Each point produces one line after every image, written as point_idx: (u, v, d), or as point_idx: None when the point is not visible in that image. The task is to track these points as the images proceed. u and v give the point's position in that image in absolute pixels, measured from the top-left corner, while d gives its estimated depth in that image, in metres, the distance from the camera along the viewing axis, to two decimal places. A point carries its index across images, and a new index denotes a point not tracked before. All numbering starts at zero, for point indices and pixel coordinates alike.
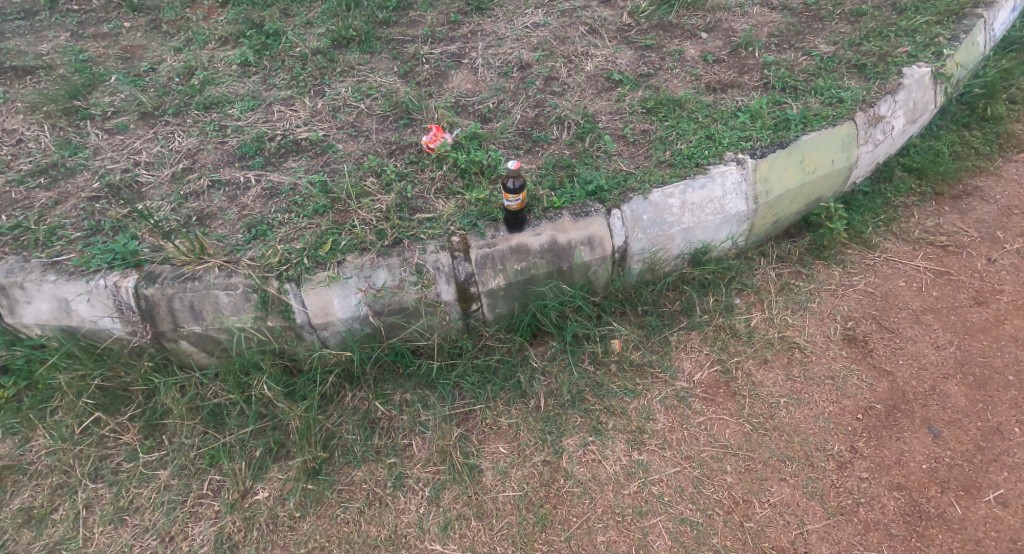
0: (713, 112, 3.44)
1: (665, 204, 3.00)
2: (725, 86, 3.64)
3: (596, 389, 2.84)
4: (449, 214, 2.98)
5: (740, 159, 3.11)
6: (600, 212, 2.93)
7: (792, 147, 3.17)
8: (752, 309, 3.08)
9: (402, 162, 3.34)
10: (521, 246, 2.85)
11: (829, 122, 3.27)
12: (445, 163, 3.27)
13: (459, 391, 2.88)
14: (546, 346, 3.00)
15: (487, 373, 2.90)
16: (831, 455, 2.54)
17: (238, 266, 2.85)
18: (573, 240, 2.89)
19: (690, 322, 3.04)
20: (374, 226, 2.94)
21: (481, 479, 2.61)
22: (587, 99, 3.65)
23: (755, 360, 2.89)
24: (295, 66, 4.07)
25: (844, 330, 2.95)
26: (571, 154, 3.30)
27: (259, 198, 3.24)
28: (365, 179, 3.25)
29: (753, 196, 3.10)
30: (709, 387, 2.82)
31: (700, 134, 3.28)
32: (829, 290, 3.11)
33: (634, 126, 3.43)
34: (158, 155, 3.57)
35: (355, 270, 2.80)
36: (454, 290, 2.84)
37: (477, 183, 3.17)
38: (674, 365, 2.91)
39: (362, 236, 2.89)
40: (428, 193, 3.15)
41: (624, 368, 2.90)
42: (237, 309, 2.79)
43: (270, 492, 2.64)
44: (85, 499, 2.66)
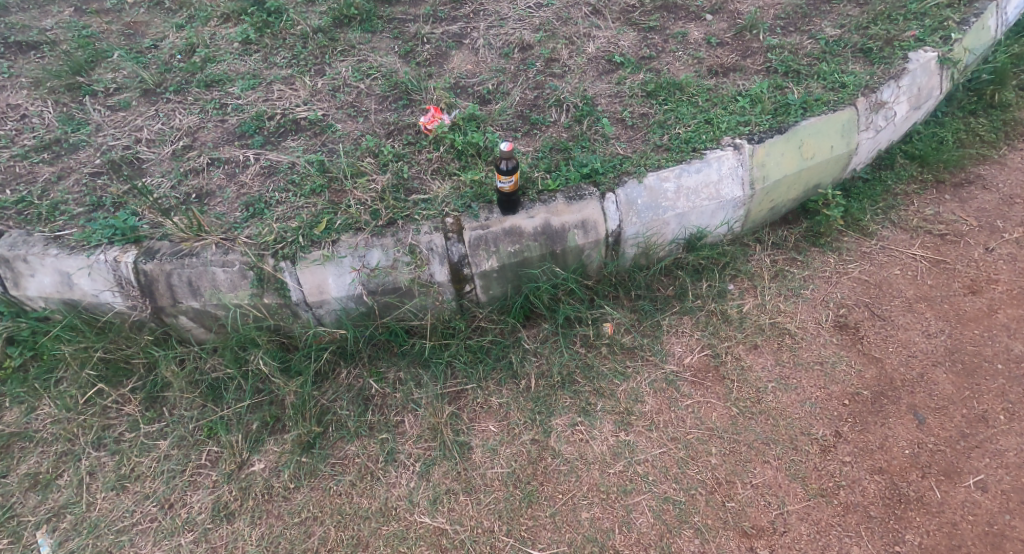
0: (712, 96, 3.41)
1: (660, 189, 2.99)
2: (727, 69, 3.61)
3: (586, 371, 2.89)
4: (444, 196, 2.99)
5: (737, 144, 3.08)
6: (594, 196, 2.93)
7: (790, 132, 3.12)
8: (745, 295, 3.10)
9: (400, 143, 3.37)
10: (514, 228, 2.86)
11: (830, 108, 3.20)
12: (442, 144, 3.29)
13: (452, 371, 2.93)
14: (538, 328, 3.04)
15: (479, 353, 2.95)
16: (815, 439, 2.57)
17: (235, 244, 2.88)
18: (566, 223, 2.89)
19: (682, 307, 3.07)
20: (369, 206, 2.96)
21: (470, 455, 2.68)
22: (587, 81, 3.64)
23: (745, 345, 2.91)
24: (296, 44, 4.09)
25: (835, 317, 2.97)
26: (569, 137, 3.30)
27: (258, 177, 3.30)
28: (363, 159, 3.28)
29: (750, 181, 3.08)
30: (698, 371, 2.86)
31: (698, 119, 3.26)
32: (823, 277, 3.13)
33: (633, 109, 3.41)
34: (160, 133, 3.62)
35: (351, 250, 2.83)
36: (447, 271, 2.85)
37: (473, 166, 3.19)
38: (665, 349, 2.95)
39: (356, 216, 2.91)
40: (425, 174, 3.17)
41: (615, 350, 2.95)
42: (234, 286, 2.83)
43: (266, 464, 2.72)
44: (88, 466, 2.75)
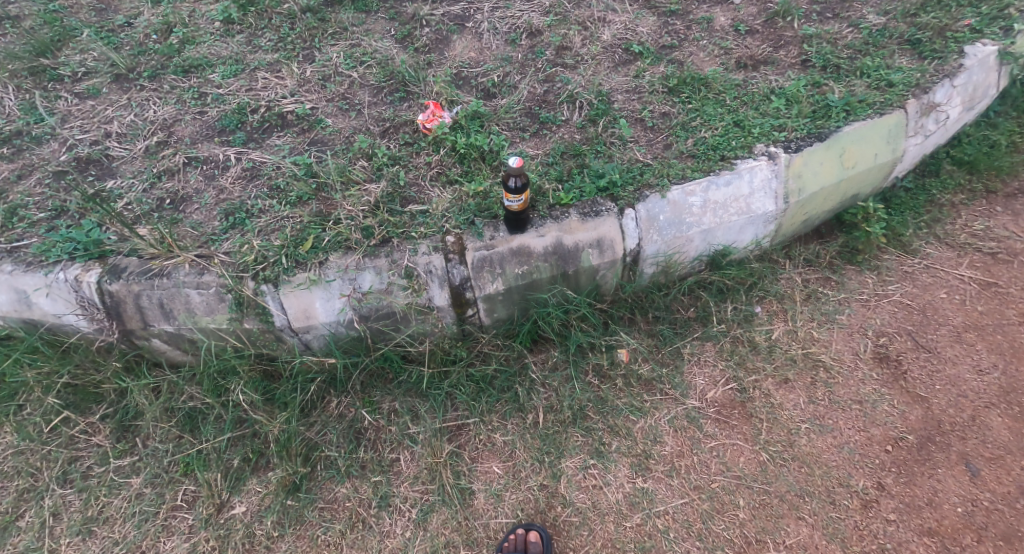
0: (741, 94, 3.07)
1: (684, 203, 2.67)
2: (757, 62, 3.26)
3: (600, 405, 2.63)
4: (444, 207, 2.67)
5: (772, 152, 2.73)
6: (612, 211, 2.61)
7: (831, 140, 2.77)
8: (774, 319, 2.83)
9: (396, 143, 3.04)
10: (522, 248, 2.55)
11: (875, 111, 2.84)
12: (442, 146, 2.95)
13: (452, 402, 2.67)
14: (547, 355, 2.77)
15: (483, 383, 2.69)
16: (855, 492, 2.32)
17: (210, 262, 2.55)
18: (580, 242, 2.58)
19: (704, 332, 2.81)
20: (360, 222, 2.60)
21: (472, 502, 2.43)
22: (602, 74, 3.29)
23: (775, 379, 2.65)
24: (283, 25, 3.72)
25: (875, 348, 2.70)
26: (582, 139, 2.97)
27: (239, 180, 2.98)
28: (355, 163, 2.96)
29: (784, 195, 2.75)
30: (722, 407, 2.60)
31: (727, 121, 2.92)
32: (860, 300, 2.85)
33: (653, 107, 3.07)
34: (131, 126, 3.28)
35: (339, 271, 2.50)
36: (448, 294, 2.55)
37: (477, 172, 2.86)
38: (686, 381, 2.69)
39: (346, 233, 2.56)
40: (422, 181, 2.85)
41: (631, 382, 2.69)
42: (211, 309, 2.52)
43: (247, 507, 2.47)
44: (52, 507, 2.50)
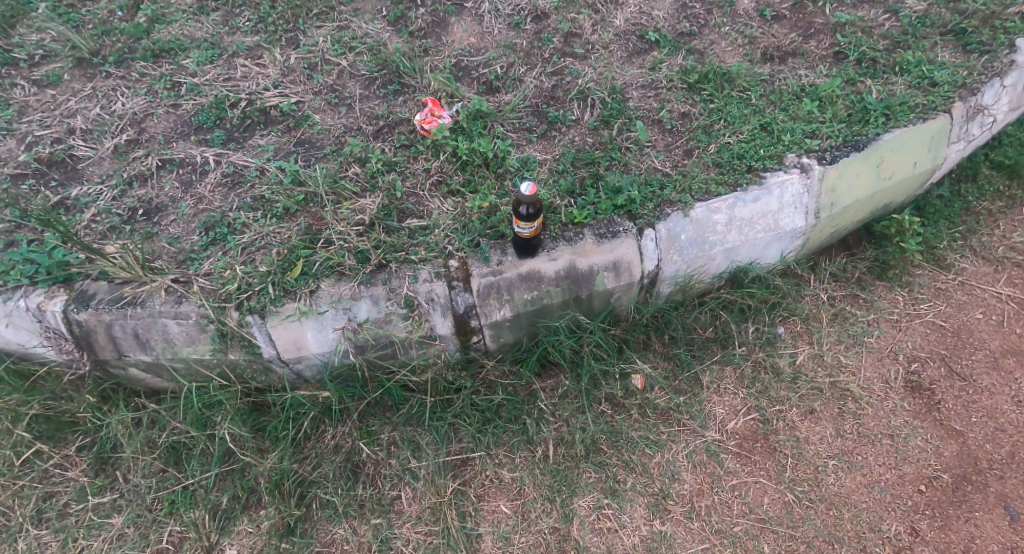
0: (768, 91, 2.81)
1: (708, 221, 2.45)
2: (784, 54, 2.98)
3: (614, 438, 2.47)
4: (446, 225, 2.43)
5: (804, 164, 2.50)
6: (630, 232, 2.38)
7: (869, 149, 2.54)
8: (797, 341, 2.66)
9: (391, 146, 2.76)
10: (532, 273, 2.34)
11: (918, 116, 2.61)
12: (442, 151, 2.69)
13: (456, 433, 2.50)
14: (556, 381, 2.59)
15: (488, 413, 2.51)
16: (887, 538, 2.18)
17: (189, 289, 2.31)
18: (595, 266, 2.37)
19: (724, 356, 2.64)
20: (354, 244, 2.35)
21: (479, 546, 2.29)
22: (615, 66, 2.99)
23: (800, 409, 2.49)
24: (263, 2, 3.34)
25: (906, 375, 2.53)
26: (595, 143, 2.72)
27: (219, 188, 2.69)
28: (347, 169, 2.68)
29: (815, 210, 2.53)
30: (744, 440, 2.45)
31: (753, 124, 2.67)
32: (890, 321, 2.68)
33: (671, 106, 2.81)
34: (97, 121, 2.94)
35: (331, 300, 2.28)
36: (451, 323, 2.33)
37: (480, 181, 2.61)
38: (705, 411, 2.53)
39: (339, 256, 2.33)
40: (421, 192, 2.60)
41: (647, 413, 2.52)
42: (192, 339, 2.29)
43: (239, 550, 2.31)
44: (26, 550, 2.29)
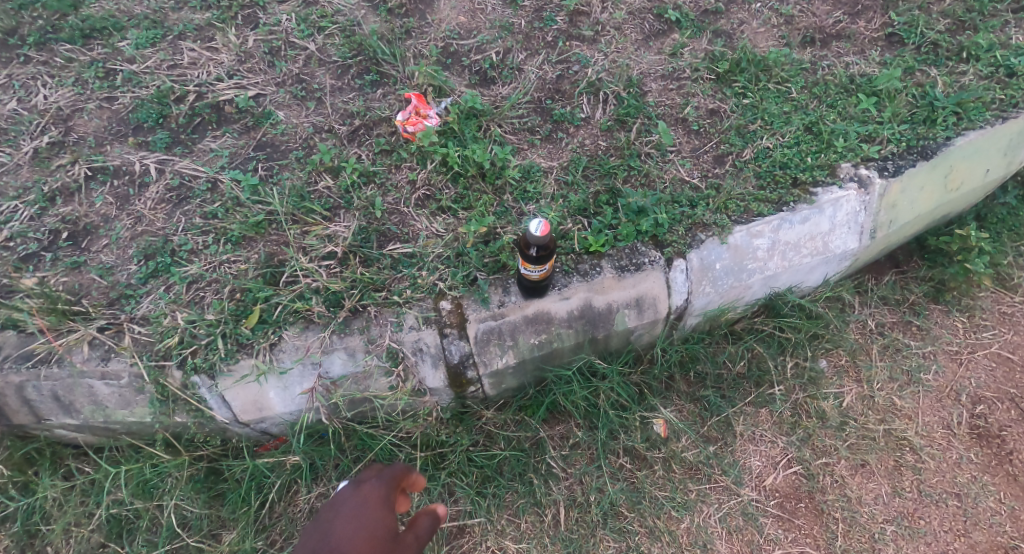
0: (812, 83, 2.39)
1: (749, 247, 2.07)
2: (828, 36, 2.53)
3: (635, 498, 2.11)
4: (436, 255, 2.03)
5: (862, 177, 2.14)
6: (656, 263, 2.01)
7: (937, 157, 2.18)
8: (843, 378, 2.31)
9: (368, 151, 2.29)
10: (540, 315, 1.96)
11: (994, 113, 2.25)
12: (429, 158, 2.24)
13: (450, 494, 2.12)
14: (566, 429, 2.20)
15: (488, 470, 2.13)
16: None
17: (118, 342, 1.90)
18: (614, 304, 1.99)
19: (760, 397, 2.27)
20: (323, 284, 1.96)
21: None
22: (629, 51, 2.50)
23: (848, 463, 2.17)
24: None
25: (971, 420, 2.23)
26: (609, 147, 2.28)
27: (162, 205, 2.18)
28: (316, 180, 2.21)
29: (871, 229, 2.16)
30: (788, 499, 2.13)
31: (798, 124, 2.27)
32: (949, 353, 2.34)
33: (698, 102, 2.37)
34: (13, 118, 2.32)
35: (297, 356, 1.88)
36: (444, 375, 1.93)
37: (475, 196, 2.18)
38: (740, 462, 2.19)
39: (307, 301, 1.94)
40: (405, 208, 2.17)
41: (672, 467, 2.16)
42: (126, 401, 1.88)
43: None
44: None
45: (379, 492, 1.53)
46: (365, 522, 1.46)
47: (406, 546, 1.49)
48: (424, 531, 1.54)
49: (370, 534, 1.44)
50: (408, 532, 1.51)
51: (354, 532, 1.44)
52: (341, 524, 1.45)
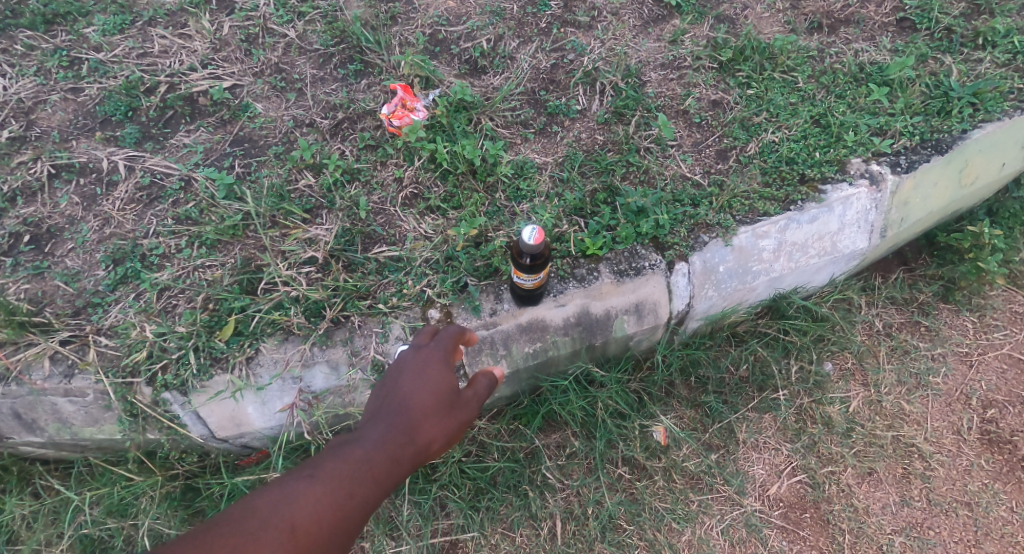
0: (820, 72, 2.26)
1: (755, 248, 1.97)
2: (835, 22, 2.41)
3: (635, 511, 2.03)
4: (424, 259, 1.92)
5: (873, 173, 2.03)
6: (657, 267, 1.91)
7: (952, 151, 2.07)
8: (849, 381, 2.21)
9: (352, 147, 2.16)
10: (535, 322, 1.85)
11: (1011, 104, 2.15)
12: (416, 154, 2.11)
13: (442, 507, 2.04)
14: (563, 438, 2.10)
15: (482, 483, 2.04)
16: None
17: (82, 357, 1.79)
18: (613, 309, 1.89)
19: (763, 402, 2.17)
20: (303, 293, 1.84)
21: None
22: (628, 38, 2.36)
23: (855, 471, 2.09)
24: None
25: (981, 425, 2.16)
26: (607, 142, 2.17)
27: (131, 206, 2.04)
28: (296, 179, 2.08)
29: (882, 228, 2.06)
30: (793, 510, 2.06)
31: (805, 116, 2.16)
32: (959, 355, 2.26)
33: (700, 92, 2.25)
34: None
35: (275, 371, 1.77)
36: None
37: (466, 195, 2.06)
38: (743, 471, 2.10)
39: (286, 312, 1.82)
40: (391, 208, 2.05)
41: (673, 478, 2.07)
42: (93, 418, 1.77)
43: None
44: None
45: (437, 351, 1.44)
46: (426, 381, 1.39)
47: (466, 403, 1.39)
48: (482, 388, 1.41)
49: (433, 391, 1.38)
50: (467, 388, 1.41)
51: (415, 388, 1.39)
52: (404, 380, 1.41)
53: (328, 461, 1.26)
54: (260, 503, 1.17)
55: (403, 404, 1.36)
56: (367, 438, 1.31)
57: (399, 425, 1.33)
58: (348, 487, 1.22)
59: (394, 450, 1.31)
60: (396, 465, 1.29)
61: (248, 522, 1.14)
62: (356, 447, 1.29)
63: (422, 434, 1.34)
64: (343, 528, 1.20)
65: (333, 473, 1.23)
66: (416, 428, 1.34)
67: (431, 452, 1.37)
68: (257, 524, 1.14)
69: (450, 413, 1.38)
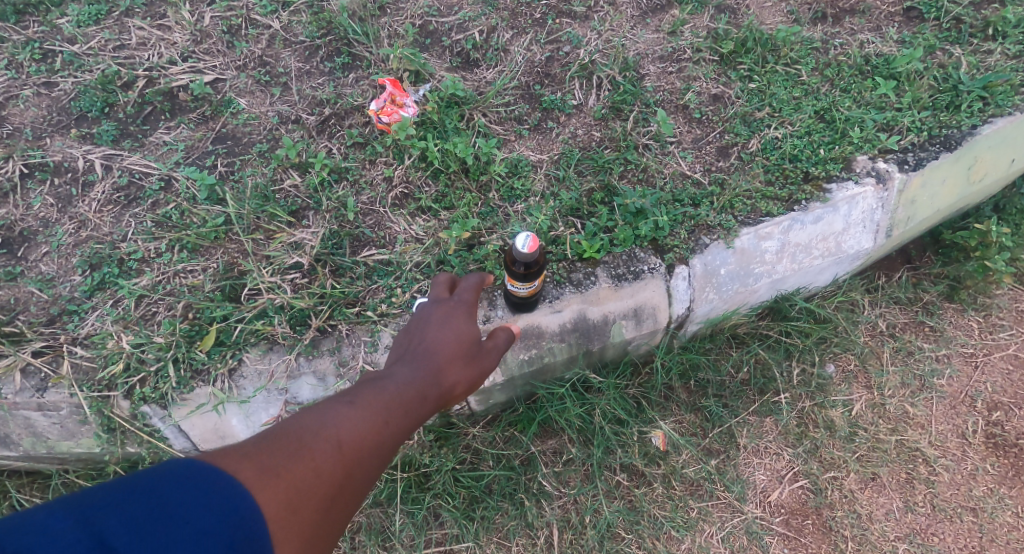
0: (824, 64, 2.18)
1: (759, 249, 1.90)
2: (841, 11, 2.32)
3: (633, 518, 1.97)
4: (415, 263, 1.86)
5: (879, 171, 1.97)
6: (656, 271, 1.84)
7: (962, 148, 2.01)
8: (852, 383, 2.16)
9: (339, 144, 2.07)
10: (530, 328, 1.79)
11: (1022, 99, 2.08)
12: (406, 153, 2.03)
13: (436, 517, 1.98)
14: (559, 444, 2.04)
15: (477, 491, 1.98)
16: None
17: (55, 370, 1.73)
18: (611, 314, 1.83)
19: (765, 406, 2.11)
20: (286, 301, 1.79)
21: None
22: (625, 28, 2.26)
23: (859, 477, 2.05)
24: None
25: (986, 427, 2.11)
26: (604, 138, 2.09)
27: (108, 208, 1.96)
28: (281, 178, 2.00)
29: (888, 227, 2.00)
30: (795, 517, 2.01)
31: (810, 111, 2.08)
32: (964, 356, 2.21)
33: (700, 86, 2.16)
34: None
35: (259, 383, 1.71)
36: None
37: (458, 195, 1.99)
38: (743, 477, 2.05)
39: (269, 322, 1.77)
40: (380, 209, 1.97)
41: (672, 484, 2.02)
42: (69, 432, 1.70)
43: None
44: None
45: (460, 301, 1.40)
46: (452, 328, 1.35)
47: (488, 354, 1.38)
48: (502, 341, 1.41)
49: (459, 337, 1.33)
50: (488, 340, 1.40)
51: (440, 335, 1.33)
52: (426, 328, 1.35)
53: (356, 395, 1.16)
54: (297, 424, 1.06)
55: (429, 348, 1.30)
56: (394, 378, 1.22)
57: (427, 364, 1.27)
58: (384, 415, 1.14)
59: (422, 391, 1.23)
60: (425, 403, 1.22)
61: (290, 440, 1.03)
62: (386, 381, 1.21)
63: (449, 376, 1.28)
64: (378, 458, 1.10)
65: (364, 405, 1.14)
66: (443, 372, 1.28)
67: (452, 399, 1.30)
68: (298, 440, 1.03)
69: (472, 362, 1.34)
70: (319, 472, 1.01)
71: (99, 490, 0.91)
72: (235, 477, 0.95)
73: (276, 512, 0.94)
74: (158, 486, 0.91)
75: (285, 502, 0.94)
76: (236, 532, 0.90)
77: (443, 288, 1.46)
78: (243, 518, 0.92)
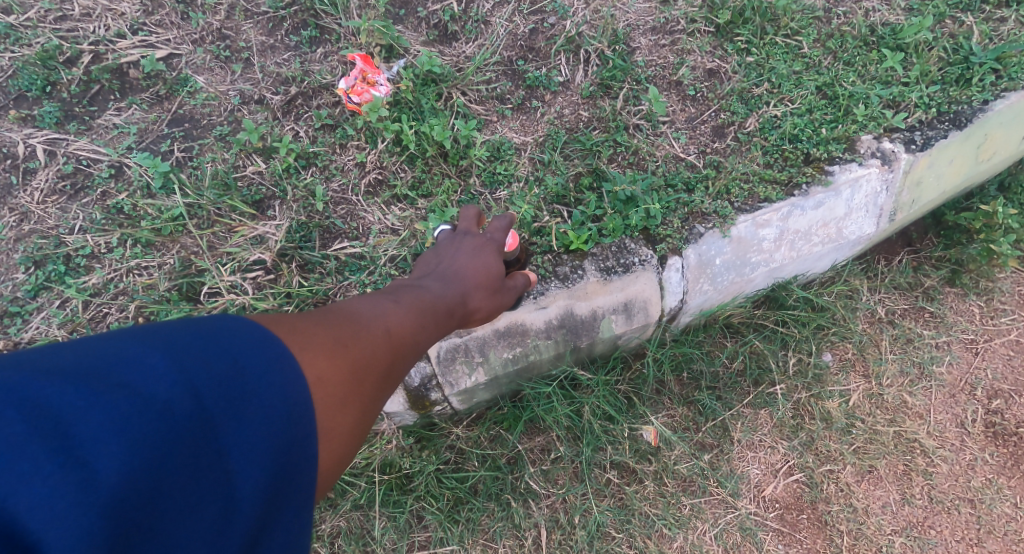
0: (828, 35, 2.03)
1: (758, 236, 1.80)
2: None
3: (624, 517, 1.90)
4: (389, 257, 1.79)
5: (883, 153, 1.86)
6: (648, 263, 1.74)
7: (973, 125, 1.90)
8: (850, 373, 2.08)
9: (305, 127, 1.91)
10: (515, 325, 1.70)
11: None
12: (379, 136, 1.88)
13: (418, 520, 1.89)
14: (547, 441, 1.95)
15: (461, 494, 1.89)
16: None
17: None
18: (601, 309, 1.73)
19: (760, 398, 2.03)
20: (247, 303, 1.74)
21: None
22: None
23: (856, 470, 1.98)
24: None
25: (986, 416, 2.05)
26: (591, 119, 1.95)
27: (52, 200, 1.81)
28: (243, 165, 1.85)
29: (891, 211, 1.90)
30: (790, 512, 1.96)
31: (812, 87, 1.95)
32: (965, 342, 2.13)
33: (695, 60, 2.01)
34: None
35: None
36: (404, 398, 1.70)
37: (435, 182, 1.86)
38: (737, 471, 1.98)
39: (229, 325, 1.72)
40: (353, 198, 1.86)
41: (665, 481, 1.94)
42: None
43: None
44: None
45: (491, 237, 1.46)
46: (482, 258, 1.39)
47: (507, 291, 1.46)
48: (520, 283, 1.50)
49: (488, 268, 1.39)
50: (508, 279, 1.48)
51: (472, 262, 1.38)
52: (457, 255, 1.39)
53: (399, 295, 1.20)
54: (350, 312, 1.07)
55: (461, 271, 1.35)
56: (430, 288, 1.27)
57: (459, 283, 1.32)
58: (420, 319, 1.16)
59: (453, 306, 1.28)
60: (451, 319, 1.27)
61: (348, 325, 1.03)
62: (422, 290, 1.25)
63: (474, 301, 1.34)
64: (414, 359, 1.13)
65: (409, 304, 1.17)
66: (473, 295, 1.33)
67: (468, 322, 1.36)
68: (355, 326, 1.04)
69: (495, 293, 1.40)
70: (377, 352, 1.03)
71: (178, 333, 0.86)
72: (302, 346, 0.93)
73: (332, 387, 0.93)
74: (232, 343, 0.87)
75: (349, 373, 0.96)
76: (296, 412, 0.87)
77: (473, 220, 1.51)
78: (303, 396, 0.88)
